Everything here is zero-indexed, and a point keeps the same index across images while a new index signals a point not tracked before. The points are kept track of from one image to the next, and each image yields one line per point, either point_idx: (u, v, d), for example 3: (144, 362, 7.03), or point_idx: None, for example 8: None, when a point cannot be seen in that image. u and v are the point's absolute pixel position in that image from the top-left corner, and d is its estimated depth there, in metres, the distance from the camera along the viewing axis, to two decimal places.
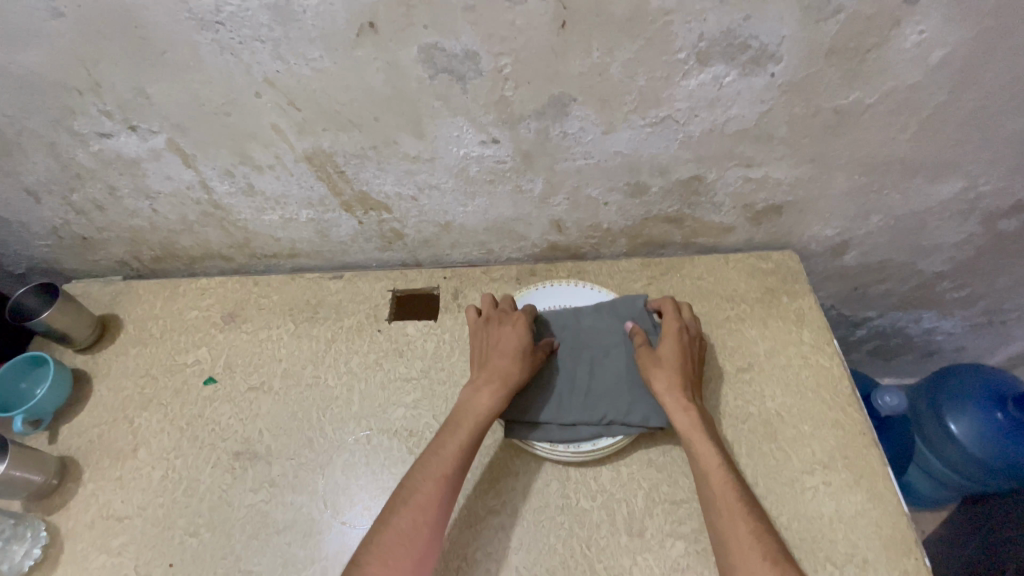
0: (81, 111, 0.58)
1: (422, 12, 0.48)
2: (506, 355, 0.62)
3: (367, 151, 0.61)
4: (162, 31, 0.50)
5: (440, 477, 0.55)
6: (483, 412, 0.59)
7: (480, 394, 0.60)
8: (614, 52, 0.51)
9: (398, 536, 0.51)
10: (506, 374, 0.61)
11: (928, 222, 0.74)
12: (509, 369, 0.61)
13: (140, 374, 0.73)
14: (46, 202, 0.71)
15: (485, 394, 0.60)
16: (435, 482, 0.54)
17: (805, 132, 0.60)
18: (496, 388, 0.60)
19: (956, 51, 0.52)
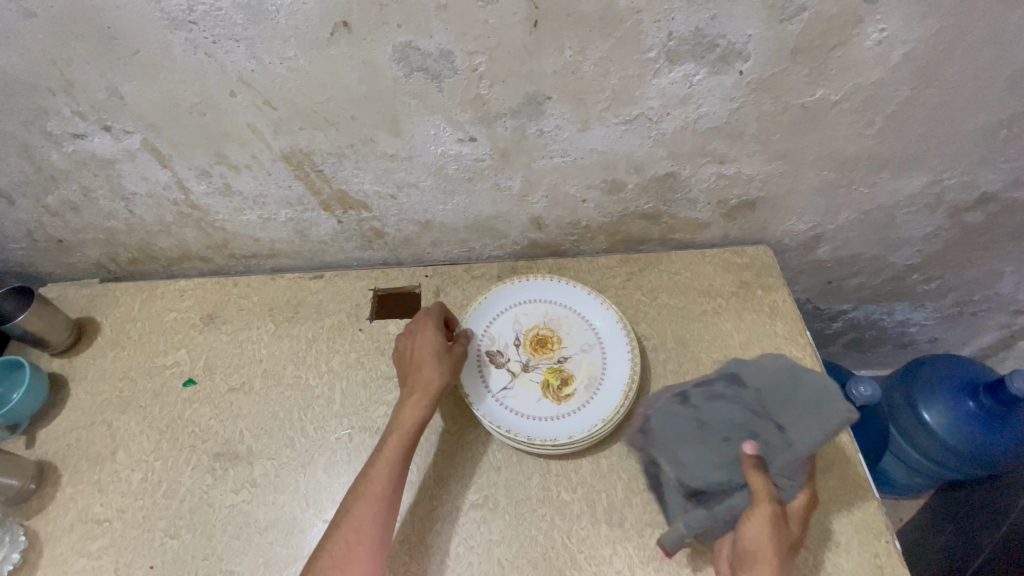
0: (53, 112, 0.58)
1: (396, 11, 0.48)
2: (425, 362, 0.62)
3: (345, 150, 0.62)
4: (134, 31, 0.50)
5: (380, 483, 0.55)
6: (415, 421, 0.59)
7: (408, 404, 0.60)
8: (586, 51, 0.53)
9: (347, 557, 0.51)
10: (428, 381, 0.61)
11: (897, 216, 0.76)
12: (430, 376, 0.61)
13: (118, 376, 0.73)
14: (19, 204, 0.70)
15: (412, 407, 0.60)
16: (377, 488, 0.55)
17: (776, 128, 0.61)
18: (420, 397, 0.60)
19: (916, 49, 0.54)
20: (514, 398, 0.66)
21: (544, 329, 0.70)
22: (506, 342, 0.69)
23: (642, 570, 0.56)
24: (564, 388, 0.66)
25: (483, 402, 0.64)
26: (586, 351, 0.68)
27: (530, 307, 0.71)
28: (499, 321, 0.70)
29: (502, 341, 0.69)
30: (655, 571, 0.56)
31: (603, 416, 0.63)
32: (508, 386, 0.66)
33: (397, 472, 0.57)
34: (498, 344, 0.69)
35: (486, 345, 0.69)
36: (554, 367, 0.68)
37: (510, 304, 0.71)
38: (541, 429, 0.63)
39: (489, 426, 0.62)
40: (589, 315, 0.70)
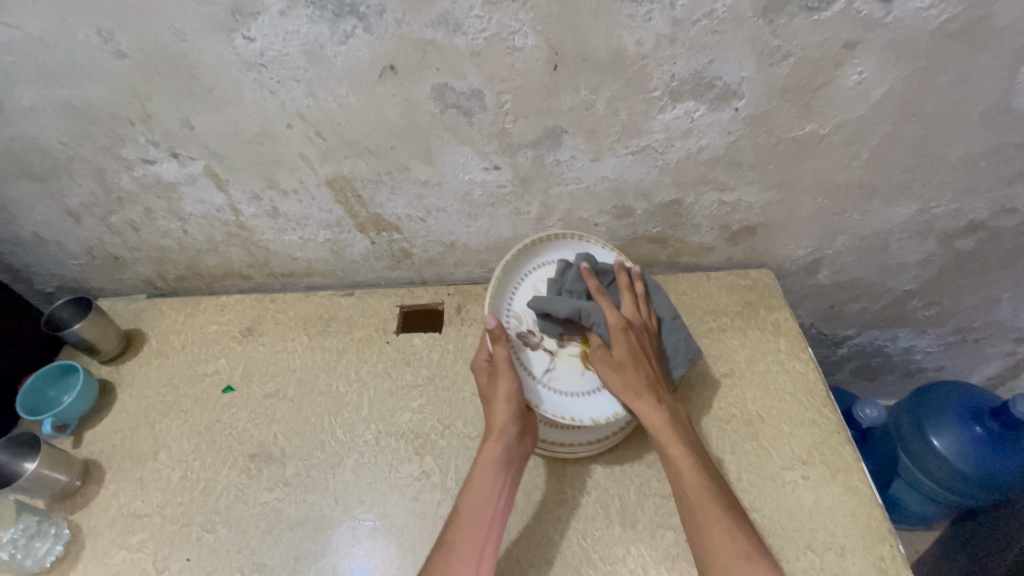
0: (130, 140, 0.66)
1: (435, 57, 0.57)
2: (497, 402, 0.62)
3: (383, 177, 0.69)
4: (212, 71, 0.58)
5: (464, 530, 0.56)
6: (491, 464, 0.60)
7: (485, 447, 0.61)
8: (599, 91, 0.60)
9: None
10: (501, 422, 0.61)
11: (891, 242, 0.81)
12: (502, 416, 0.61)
13: (162, 383, 0.78)
14: (86, 223, 0.77)
15: (488, 449, 0.61)
16: (461, 534, 0.56)
17: (770, 159, 0.68)
18: (494, 439, 0.61)
19: (893, 89, 0.60)
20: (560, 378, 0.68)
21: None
22: (533, 321, 0.70)
23: (655, 569, 0.59)
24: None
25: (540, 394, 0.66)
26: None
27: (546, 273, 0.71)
28: (520, 296, 0.70)
29: (529, 319, 0.70)
30: (668, 571, 0.58)
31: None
32: (551, 367, 0.68)
33: (479, 517, 0.57)
34: (526, 325, 0.69)
35: (513, 326, 0.69)
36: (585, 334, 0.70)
37: (528, 274, 0.71)
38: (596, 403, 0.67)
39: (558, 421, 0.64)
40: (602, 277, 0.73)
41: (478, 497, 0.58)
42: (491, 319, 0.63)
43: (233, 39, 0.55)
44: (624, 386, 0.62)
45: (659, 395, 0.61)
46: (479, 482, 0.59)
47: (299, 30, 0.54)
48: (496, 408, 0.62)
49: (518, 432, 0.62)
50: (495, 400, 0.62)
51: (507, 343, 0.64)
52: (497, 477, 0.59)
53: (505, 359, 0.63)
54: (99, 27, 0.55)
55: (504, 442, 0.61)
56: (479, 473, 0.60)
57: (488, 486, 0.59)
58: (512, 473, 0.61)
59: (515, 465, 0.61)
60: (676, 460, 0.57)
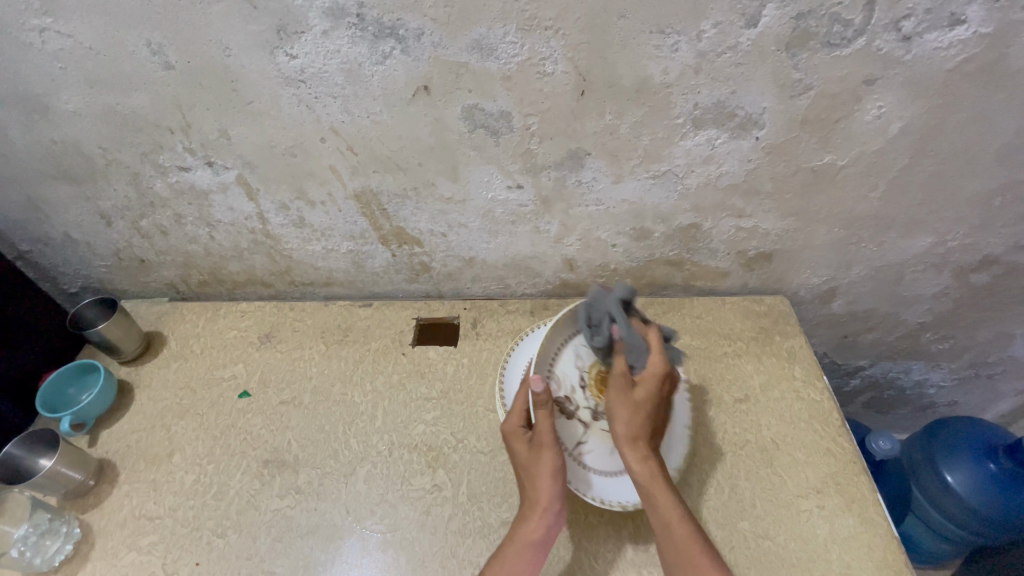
0: (168, 147, 0.68)
1: (468, 80, 0.59)
2: (541, 478, 0.58)
3: (409, 192, 0.71)
4: (253, 85, 0.61)
5: None
6: (529, 539, 0.57)
7: (526, 523, 0.58)
8: (623, 116, 0.62)
9: None
10: (544, 499, 0.58)
11: (906, 274, 0.82)
12: (546, 493, 0.58)
13: (179, 385, 0.79)
14: (116, 226, 0.79)
15: (529, 525, 0.58)
16: None
17: (788, 188, 0.69)
18: (536, 515, 0.58)
19: (911, 124, 0.62)
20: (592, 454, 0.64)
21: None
22: (572, 387, 0.65)
23: None
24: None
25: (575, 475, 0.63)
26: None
27: (585, 332, 0.67)
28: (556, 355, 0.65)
29: (567, 382, 0.64)
30: None
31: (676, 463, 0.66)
32: (583, 440, 0.64)
33: None
34: (564, 391, 0.64)
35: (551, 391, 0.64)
36: None
37: (565, 330, 0.65)
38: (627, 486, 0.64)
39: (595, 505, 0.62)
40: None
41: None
42: (539, 382, 0.59)
43: (276, 56, 0.58)
44: (622, 428, 0.59)
45: (654, 448, 0.60)
46: (515, 560, 0.56)
47: (340, 49, 0.57)
48: (541, 483, 0.58)
49: (559, 511, 0.59)
50: (540, 475, 0.58)
51: (551, 413, 0.60)
52: (534, 556, 0.57)
53: (548, 430, 0.59)
54: (149, 40, 0.58)
55: (546, 518, 0.58)
56: (515, 547, 0.57)
57: (524, 567, 0.56)
58: (547, 550, 0.58)
59: (551, 542, 0.58)
60: (664, 510, 0.56)
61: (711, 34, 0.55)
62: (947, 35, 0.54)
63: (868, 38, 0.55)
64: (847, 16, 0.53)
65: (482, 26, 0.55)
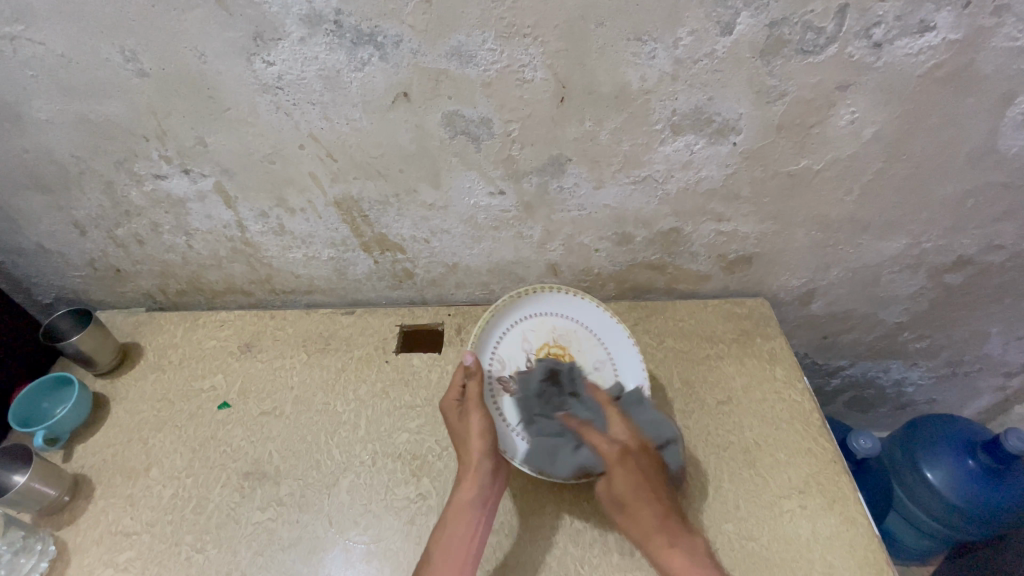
0: (143, 155, 0.67)
1: (448, 86, 0.59)
2: (472, 442, 0.63)
3: (390, 199, 0.71)
4: (229, 92, 0.60)
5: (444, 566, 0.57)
6: (467, 500, 0.61)
7: (462, 486, 0.62)
8: (603, 123, 0.62)
9: None
10: (477, 461, 0.62)
11: (883, 275, 0.84)
12: (478, 455, 0.63)
13: (157, 398, 0.78)
14: (90, 235, 0.78)
15: (467, 485, 0.62)
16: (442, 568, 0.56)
17: (766, 192, 0.70)
18: (472, 476, 0.62)
19: (883, 129, 0.63)
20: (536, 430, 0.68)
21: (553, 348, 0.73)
22: (517, 367, 0.71)
23: None
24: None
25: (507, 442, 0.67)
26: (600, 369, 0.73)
27: (536, 322, 0.73)
28: (506, 343, 0.72)
29: (513, 365, 0.71)
30: None
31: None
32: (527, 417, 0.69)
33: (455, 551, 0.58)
34: (510, 370, 0.71)
35: (496, 373, 0.70)
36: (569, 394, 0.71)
37: (518, 321, 0.73)
38: None
39: (530, 473, 0.64)
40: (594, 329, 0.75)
41: (455, 539, 0.59)
42: (468, 355, 0.67)
43: (253, 63, 0.57)
44: (635, 532, 0.59)
45: (674, 537, 0.58)
46: (456, 524, 0.60)
47: (318, 56, 0.57)
48: (471, 445, 0.63)
49: (492, 467, 0.63)
50: (470, 437, 0.64)
51: (480, 380, 0.67)
52: (473, 514, 0.61)
53: (478, 395, 0.66)
54: (122, 46, 0.57)
55: (481, 477, 0.62)
56: (455, 510, 0.61)
57: (464, 528, 0.60)
58: (488, 510, 0.62)
59: (491, 502, 0.62)
60: None
61: (688, 42, 0.56)
62: (916, 41, 0.55)
63: (840, 46, 0.56)
64: (820, 23, 0.54)
65: (460, 33, 0.55)
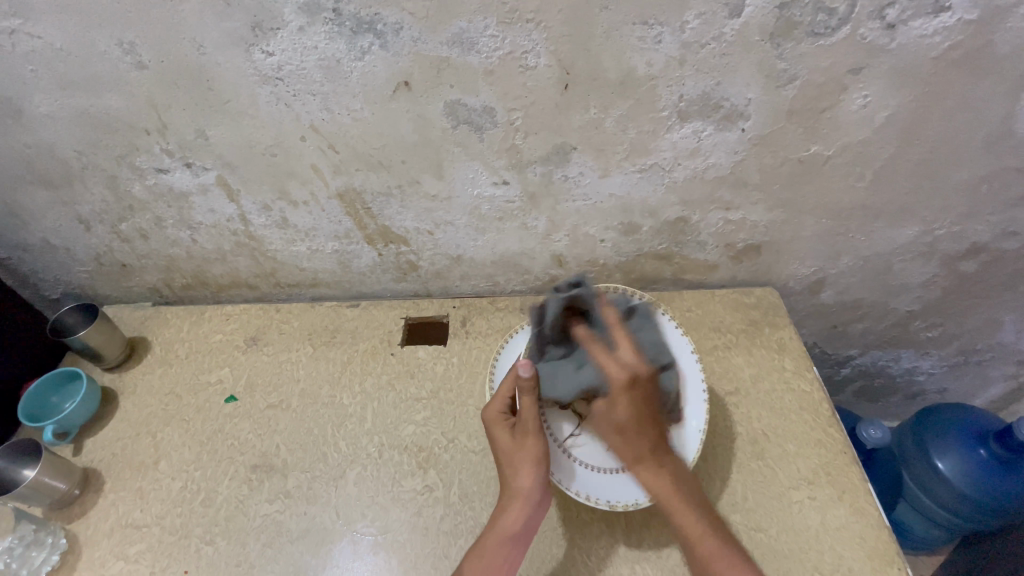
0: (145, 149, 0.67)
1: (449, 75, 0.58)
2: (523, 468, 0.58)
3: (393, 191, 0.70)
4: (229, 84, 0.59)
5: None
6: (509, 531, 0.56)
7: (506, 515, 0.57)
8: (608, 110, 0.61)
9: None
10: (524, 490, 0.58)
11: (894, 263, 0.82)
12: (527, 483, 0.58)
13: (164, 392, 0.78)
14: (95, 230, 0.78)
15: (512, 516, 0.57)
16: None
17: (775, 179, 0.69)
18: (519, 506, 0.57)
19: (897, 113, 0.62)
20: (583, 446, 0.64)
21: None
22: None
23: None
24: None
25: (560, 466, 0.62)
26: None
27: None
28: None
29: None
30: None
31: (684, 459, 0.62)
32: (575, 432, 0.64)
33: None
34: None
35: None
36: None
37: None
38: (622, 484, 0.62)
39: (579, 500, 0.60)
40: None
41: (490, 573, 0.55)
42: (525, 368, 0.61)
43: (252, 54, 0.57)
44: (624, 451, 0.60)
45: (661, 458, 0.60)
46: (492, 555, 0.56)
47: (317, 46, 0.56)
48: (522, 471, 0.58)
49: (541, 501, 0.58)
50: (523, 463, 0.58)
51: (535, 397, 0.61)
52: (513, 548, 0.56)
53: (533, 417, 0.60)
54: (121, 39, 0.56)
55: (528, 508, 0.57)
56: (494, 540, 0.56)
57: (503, 561, 0.56)
58: (525, 544, 0.58)
59: (530, 536, 0.58)
60: (691, 531, 0.56)
61: (695, 25, 0.54)
62: (931, 22, 0.54)
63: (852, 27, 0.54)
64: (831, 4, 0.53)
65: (462, 20, 0.54)
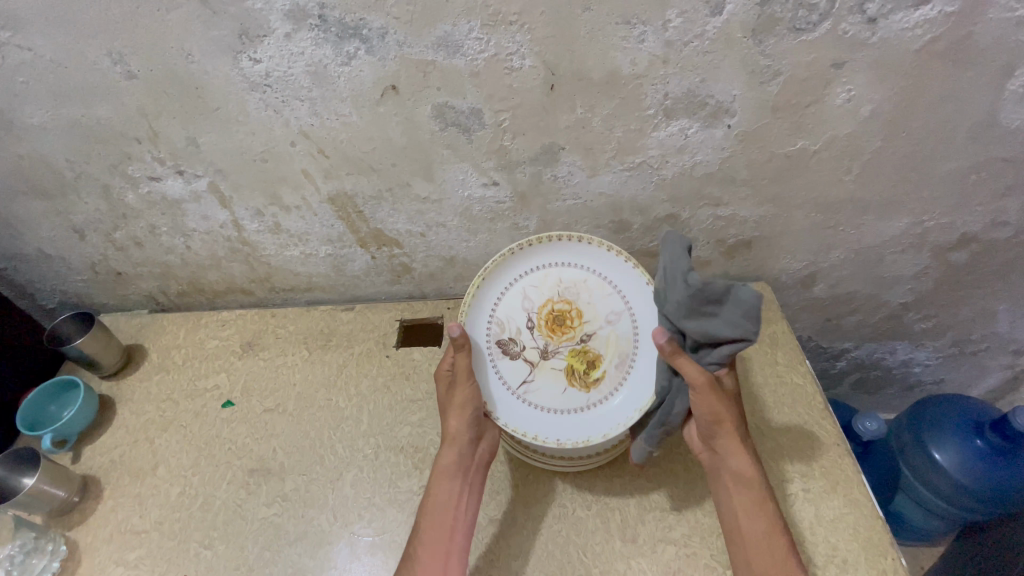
0: (137, 158, 0.67)
1: (436, 78, 0.58)
2: (453, 415, 0.63)
3: (384, 194, 0.70)
4: (218, 91, 0.60)
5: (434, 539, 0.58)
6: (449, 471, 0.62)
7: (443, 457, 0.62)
8: (595, 109, 0.62)
9: None
10: (455, 432, 0.63)
11: (885, 255, 0.82)
12: (458, 426, 0.62)
13: (161, 398, 0.78)
14: (90, 239, 0.78)
15: (447, 455, 0.62)
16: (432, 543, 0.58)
17: (763, 175, 0.69)
18: (453, 446, 0.62)
19: (881, 106, 0.62)
20: (537, 391, 0.67)
21: (559, 302, 0.69)
22: (516, 327, 0.69)
23: None
24: (591, 372, 0.67)
25: (512, 408, 0.66)
26: (614, 321, 0.69)
27: (540, 278, 0.69)
28: (506, 302, 0.69)
29: (515, 324, 0.69)
30: None
31: (637, 407, 0.65)
32: (530, 378, 0.68)
33: (444, 522, 0.59)
34: (508, 333, 0.69)
35: (496, 335, 0.68)
36: (578, 350, 0.68)
37: (518, 279, 0.69)
38: (570, 427, 0.66)
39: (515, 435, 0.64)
40: (606, 276, 0.69)
41: (439, 511, 0.60)
42: (455, 328, 0.62)
43: (240, 61, 0.57)
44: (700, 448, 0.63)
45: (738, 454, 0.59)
46: (435, 495, 0.61)
47: (304, 52, 0.56)
48: (451, 416, 0.63)
49: (473, 436, 0.63)
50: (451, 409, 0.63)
51: (468, 353, 0.62)
52: (454, 483, 0.61)
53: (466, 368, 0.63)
54: (110, 49, 0.57)
55: (461, 446, 0.62)
56: (436, 481, 0.61)
57: (448, 498, 0.61)
58: (470, 479, 0.62)
59: (472, 470, 0.63)
60: (750, 528, 0.57)
61: (678, 24, 0.55)
62: (911, 15, 0.54)
63: (834, 22, 0.55)
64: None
65: (446, 23, 0.54)
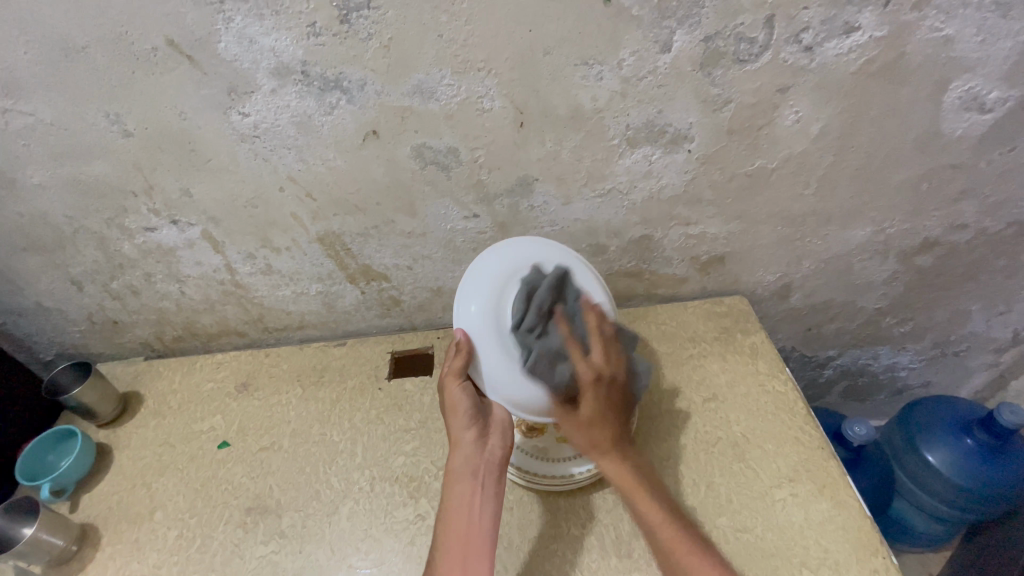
0: (133, 210, 0.71)
1: (413, 122, 0.63)
2: (458, 415, 0.62)
3: (370, 231, 0.74)
4: (209, 144, 0.64)
5: (454, 546, 0.56)
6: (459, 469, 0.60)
7: (454, 458, 0.61)
8: (562, 142, 0.66)
9: None
10: (460, 433, 0.62)
11: (855, 263, 0.86)
12: (461, 428, 0.62)
13: (158, 443, 0.79)
14: (87, 290, 0.81)
15: (455, 455, 0.61)
16: (451, 552, 0.55)
17: (727, 193, 0.74)
18: (460, 447, 0.61)
19: (829, 125, 0.67)
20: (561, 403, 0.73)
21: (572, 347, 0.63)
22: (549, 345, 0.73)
23: None
24: None
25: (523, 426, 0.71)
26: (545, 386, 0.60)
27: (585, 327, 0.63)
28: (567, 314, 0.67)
29: None
30: None
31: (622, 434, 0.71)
32: None
33: (461, 526, 0.57)
34: None
35: None
36: None
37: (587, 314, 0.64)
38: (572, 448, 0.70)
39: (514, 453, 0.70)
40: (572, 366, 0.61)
41: (455, 515, 0.58)
42: (461, 332, 0.61)
43: (229, 116, 0.61)
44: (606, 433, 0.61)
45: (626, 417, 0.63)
46: (450, 500, 0.59)
47: (289, 104, 0.61)
48: (454, 420, 0.62)
49: (480, 435, 0.62)
50: (453, 411, 0.63)
51: (466, 356, 0.60)
52: (466, 484, 0.60)
53: (460, 369, 0.61)
54: (107, 111, 0.61)
55: (468, 447, 0.61)
56: (450, 485, 0.60)
57: (460, 499, 0.59)
58: (483, 480, 0.60)
59: (483, 472, 0.60)
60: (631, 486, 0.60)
61: (631, 62, 0.60)
62: (844, 42, 0.60)
63: (774, 52, 0.60)
64: (751, 34, 0.58)
65: (419, 72, 0.59)
